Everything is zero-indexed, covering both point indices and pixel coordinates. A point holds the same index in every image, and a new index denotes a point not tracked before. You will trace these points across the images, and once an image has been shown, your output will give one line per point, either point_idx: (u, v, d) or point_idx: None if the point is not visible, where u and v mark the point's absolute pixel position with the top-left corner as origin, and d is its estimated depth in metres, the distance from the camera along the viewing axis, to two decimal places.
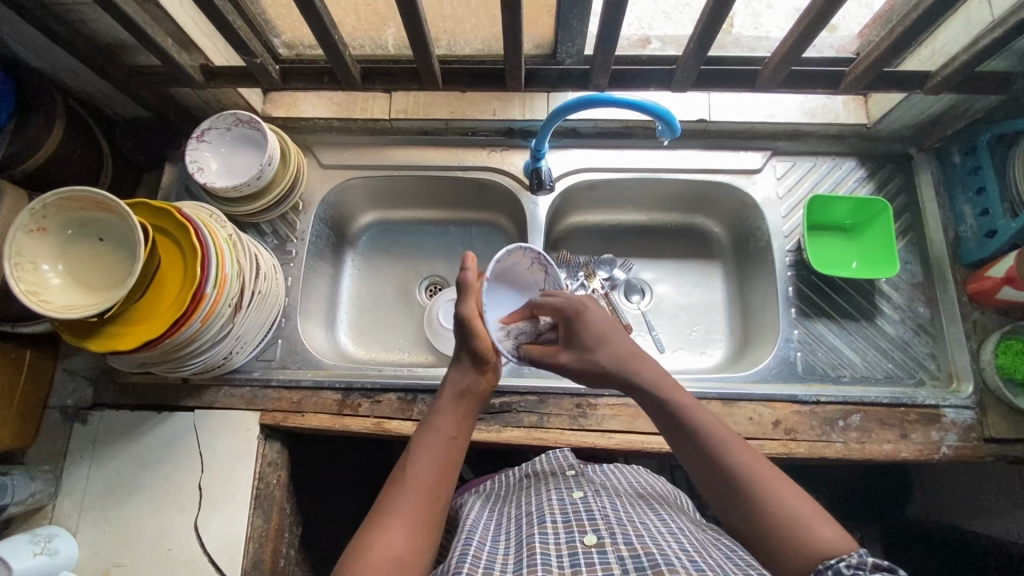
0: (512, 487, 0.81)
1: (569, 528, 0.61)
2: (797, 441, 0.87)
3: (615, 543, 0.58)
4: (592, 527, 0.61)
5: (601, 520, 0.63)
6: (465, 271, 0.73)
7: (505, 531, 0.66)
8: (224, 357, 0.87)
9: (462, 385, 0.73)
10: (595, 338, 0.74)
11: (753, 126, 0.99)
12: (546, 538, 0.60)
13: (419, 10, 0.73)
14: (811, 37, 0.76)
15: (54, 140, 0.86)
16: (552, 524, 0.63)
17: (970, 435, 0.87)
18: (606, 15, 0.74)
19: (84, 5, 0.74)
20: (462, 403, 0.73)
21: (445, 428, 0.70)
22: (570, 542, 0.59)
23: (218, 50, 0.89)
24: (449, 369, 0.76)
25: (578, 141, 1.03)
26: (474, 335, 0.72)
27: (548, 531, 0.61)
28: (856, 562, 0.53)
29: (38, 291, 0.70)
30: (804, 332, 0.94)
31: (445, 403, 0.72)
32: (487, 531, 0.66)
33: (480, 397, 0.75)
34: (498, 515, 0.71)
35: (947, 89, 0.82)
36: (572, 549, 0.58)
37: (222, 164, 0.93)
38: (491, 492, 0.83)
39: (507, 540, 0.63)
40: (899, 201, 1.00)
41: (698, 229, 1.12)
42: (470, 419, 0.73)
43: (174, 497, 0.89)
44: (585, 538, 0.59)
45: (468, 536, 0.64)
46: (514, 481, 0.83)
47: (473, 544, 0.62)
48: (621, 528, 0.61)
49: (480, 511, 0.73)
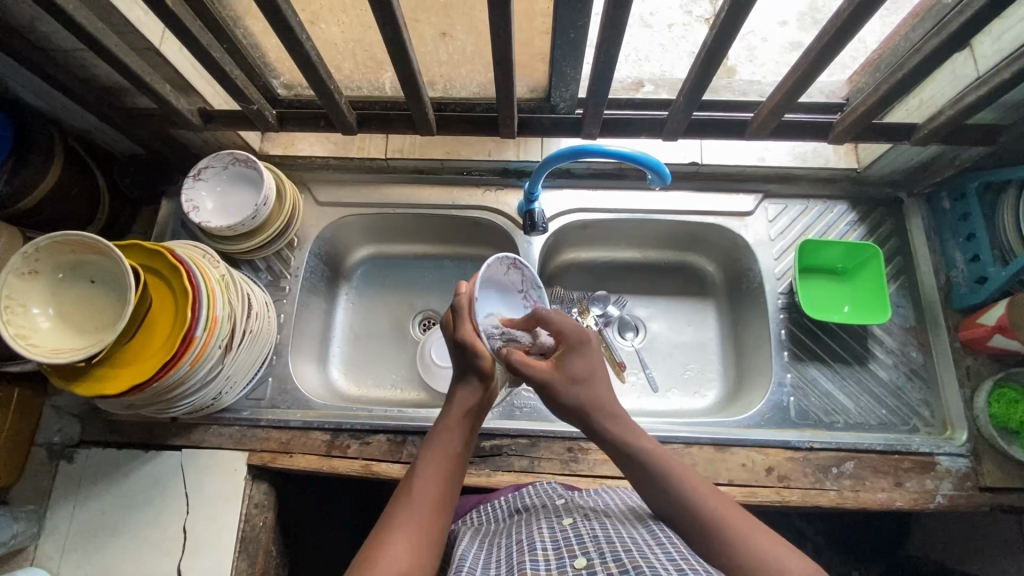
0: (501, 516, 0.76)
1: (559, 554, 0.59)
2: (790, 489, 0.86)
3: (604, 562, 0.55)
4: (582, 550, 0.59)
5: (591, 542, 0.60)
6: (458, 294, 0.73)
7: (497, 558, 0.63)
8: (214, 397, 0.86)
9: (472, 401, 0.70)
10: (587, 369, 0.69)
11: (745, 169, 1.01)
12: (538, 564, 0.58)
13: (413, 62, 0.74)
14: (800, 91, 0.77)
15: (51, 179, 0.87)
16: (543, 551, 0.60)
17: (966, 484, 0.86)
18: (599, 68, 0.75)
19: (83, 52, 0.75)
20: (469, 420, 0.70)
21: (452, 444, 0.67)
22: (561, 567, 0.57)
23: (216, 93, 0.90)
24: (456, 379, 0.72)
25: (571, 181, 1.04)
26: (477, 353, 0.69)
27: (539, 558, 0.59)
28: None
29: (27, 333, 0.70)
30: (797, 376, 0.94)
31: (452, 413, 0.70)
32: (478, 560, 0.63)
33: (484, 415, 0.73)
34: (488, 545, 0.68)
35: (936, 140, 0.83)
36: (563, 572, 0.56)
37: (217, 203, 0.94)
38: (480, 520, 0.78)
39: (498, 567, 0.60)
40: (890, 245, 1.00)
41: (692, 267, 1.12)
42: (473, 438, 0.70)
43: (158, 539, 0.87)
44: (575, 561, 0.57)
45: (460, 564, 0.61)
46: (502, 505, 0.79)
47: (465, 571, 0.59)
48: (611, 544, 0.58)
49: (471, 540, 0.70)
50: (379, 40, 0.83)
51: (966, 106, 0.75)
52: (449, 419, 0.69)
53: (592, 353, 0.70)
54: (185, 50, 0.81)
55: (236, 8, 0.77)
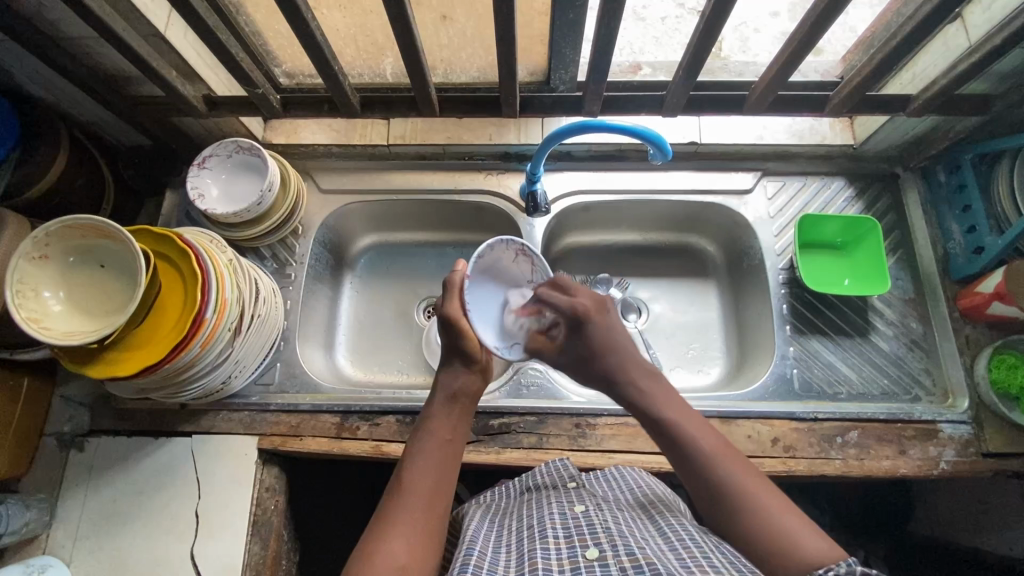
0: (512, 498, 0.77)
1: (570, 543, 0.59)
2: (796, 459, 0.87)
3: (616, 555, 0.56)
4: (594, 541, 0.59)
5: (603, 532, 0.60)
6: (452, 272, 0.73)
7: (507, 542, 0.63)
8: (223, 381, 0.87)
9: (455, 386, 0.72)
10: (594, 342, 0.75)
11: (744, 148, 1.02)
12: (548, 553, 0.58)
13: (417, 43, 0.75)
14: (794, 67, 0.78)
15: (58, 169, 0.88)
16: (554, 538, 0.60)
17: (968, 450, 0.88)
18: (598, 47, 0.76)
19: (90, 39, 0.76)
20: (455, 405, 0.71)
21: (438, 431, 0.69)
22: (572, 557, 0.57)
23: (220, 80, 0.91)
24: (439, 373, 0.74)
25: (572, 164, 1.06)
26: (461, 333, 0.71)
27: (550, 546, 0.59)
28: (845, 571, 0.51)
29: (40, 318, 0.70)
30: (800, 350, 0.95)
31: (437, 402, 0.71)
32: (489, 542, 0.64)
33: (474, 397, 0.73)
34: (498, 527, 0.68)
35: (929, 112, 0.84)
36: (575, 564, 0.56)
37: (222, 190, 0.95)
38: (488, 501, 0.79)
39: (508, 553, 0.61)
40: (888, 219, 1.02)
41: (692, 248, 1.14)
42: (465, 421, 0.71)
43: (170, 524, 0.88)
44: (587, 552, 0.57)
45: (469, 546, 0.62)
46: (514, 490, 0.79)
47: (474, 553, 0.60)
48: (623, 537, 0.59)
49: (481, 520, 0.71)
50: (381, 25, 0.84)
51: (960, 75, 0.76)
52: (435, 408, 0.71)
53: (606, 320, 0.76)
54: (190, 35, 0.82)
55: None
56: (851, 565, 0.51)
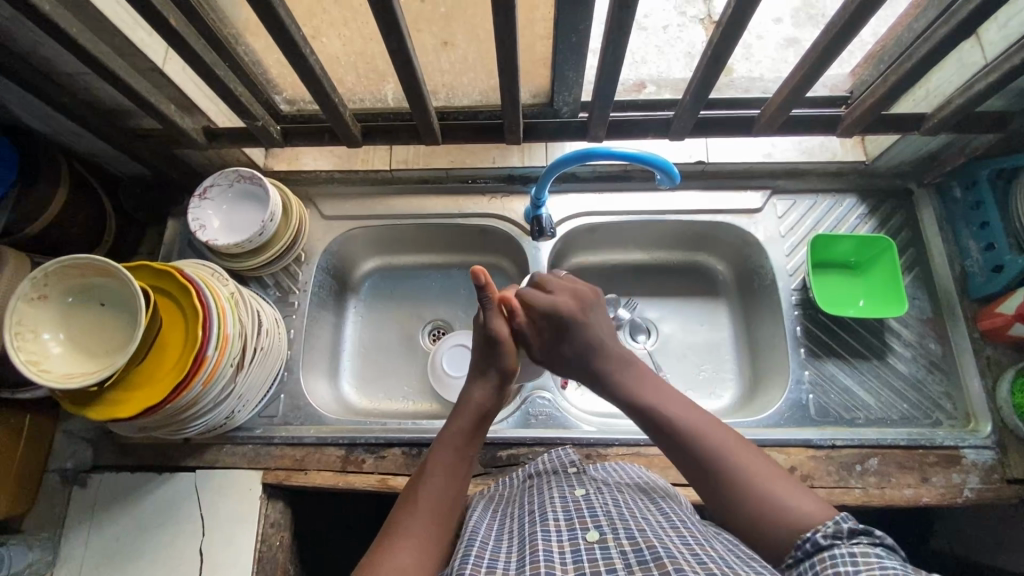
0: (514, 487, 0.74)
1: (571, 526, 0.57)
2: (814, 488, 0.84)
3: (617, 538, 0.54)
4: (595, 523, 0.57)
5: (604, 516, 0.58)
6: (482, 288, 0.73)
7: (508, 530, 0.60)
8: (227, 416, 0.85)
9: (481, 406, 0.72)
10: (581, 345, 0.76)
11: (752, 166, 1.00)
12: (549, 535, 0.55)
13: (417, 71, 0.74)
14: (808, 86, 0.76)
15: (58, 204, 0.87)
16: (555, 521, 0.58)
17: (993, 477, 0.85)
18: (603, 73, 0.75)
19: (88, 75, 0.75)
20: (478, 421, 0.71)
21: (449, 451, 0.68)
22: (573, 539, 0.54)
23: (219, 111, 0.90)
24: (468, 388, 0.74)
25: (577, 185, 1.04)
26: (502, 356, 0.74)
27: (551, 529, 0.57)
28: (833, 530, 0.52)
29: (39, 361, 0.69)
30: (815, 374, 0.93)
31: (459, 423, 0.70)
32: (491, 530, 0.61)
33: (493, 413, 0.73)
34: (501, 514, 0.66)
35: (945, 129, 0.82)
36: (575, 546, 0.53)
37: (224, 221, 0.94)
38: (492, 492, 0.76)
39: (510, 539, 0.58)
40: (903, 236, 0.99)
41: (701, 267, 1.11)
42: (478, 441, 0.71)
43: (175, 560, 0.86)
44: (587, 534, 0.55)
45: (469, 535, 0.59)
46: (515, 480, 0.77)
47: (475, 543, 0.57)
48: (625, 521, 0.56)
49: (483, 509, 0.68)
50: (381, 52, 0.83)
51: (976, 95, 0.74)
52: (458, 425, 0.70)
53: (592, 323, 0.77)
54: (188, 70, 0.81)
55: (237, 25, 0.76)
56: (839, 525, 0.53)
